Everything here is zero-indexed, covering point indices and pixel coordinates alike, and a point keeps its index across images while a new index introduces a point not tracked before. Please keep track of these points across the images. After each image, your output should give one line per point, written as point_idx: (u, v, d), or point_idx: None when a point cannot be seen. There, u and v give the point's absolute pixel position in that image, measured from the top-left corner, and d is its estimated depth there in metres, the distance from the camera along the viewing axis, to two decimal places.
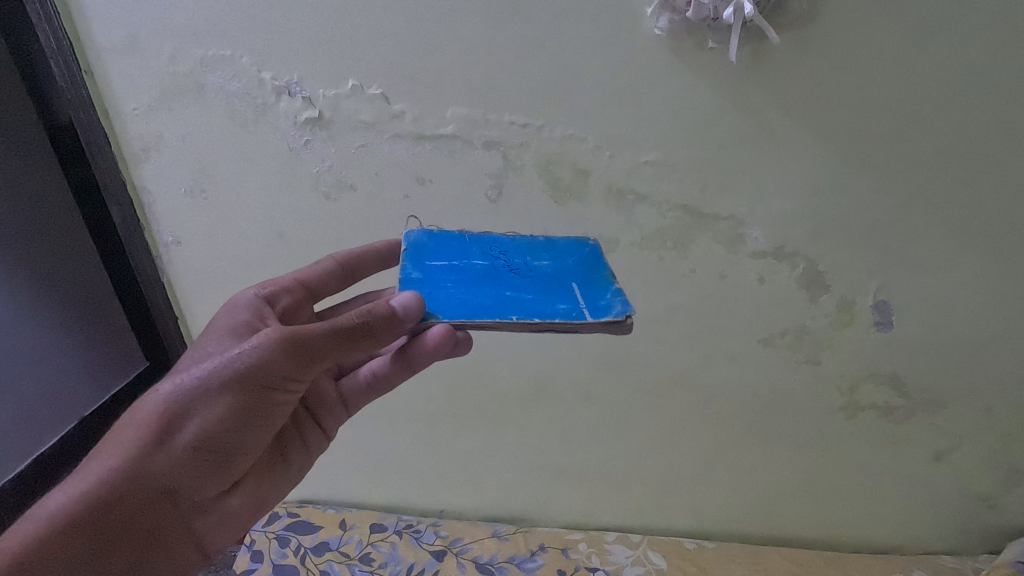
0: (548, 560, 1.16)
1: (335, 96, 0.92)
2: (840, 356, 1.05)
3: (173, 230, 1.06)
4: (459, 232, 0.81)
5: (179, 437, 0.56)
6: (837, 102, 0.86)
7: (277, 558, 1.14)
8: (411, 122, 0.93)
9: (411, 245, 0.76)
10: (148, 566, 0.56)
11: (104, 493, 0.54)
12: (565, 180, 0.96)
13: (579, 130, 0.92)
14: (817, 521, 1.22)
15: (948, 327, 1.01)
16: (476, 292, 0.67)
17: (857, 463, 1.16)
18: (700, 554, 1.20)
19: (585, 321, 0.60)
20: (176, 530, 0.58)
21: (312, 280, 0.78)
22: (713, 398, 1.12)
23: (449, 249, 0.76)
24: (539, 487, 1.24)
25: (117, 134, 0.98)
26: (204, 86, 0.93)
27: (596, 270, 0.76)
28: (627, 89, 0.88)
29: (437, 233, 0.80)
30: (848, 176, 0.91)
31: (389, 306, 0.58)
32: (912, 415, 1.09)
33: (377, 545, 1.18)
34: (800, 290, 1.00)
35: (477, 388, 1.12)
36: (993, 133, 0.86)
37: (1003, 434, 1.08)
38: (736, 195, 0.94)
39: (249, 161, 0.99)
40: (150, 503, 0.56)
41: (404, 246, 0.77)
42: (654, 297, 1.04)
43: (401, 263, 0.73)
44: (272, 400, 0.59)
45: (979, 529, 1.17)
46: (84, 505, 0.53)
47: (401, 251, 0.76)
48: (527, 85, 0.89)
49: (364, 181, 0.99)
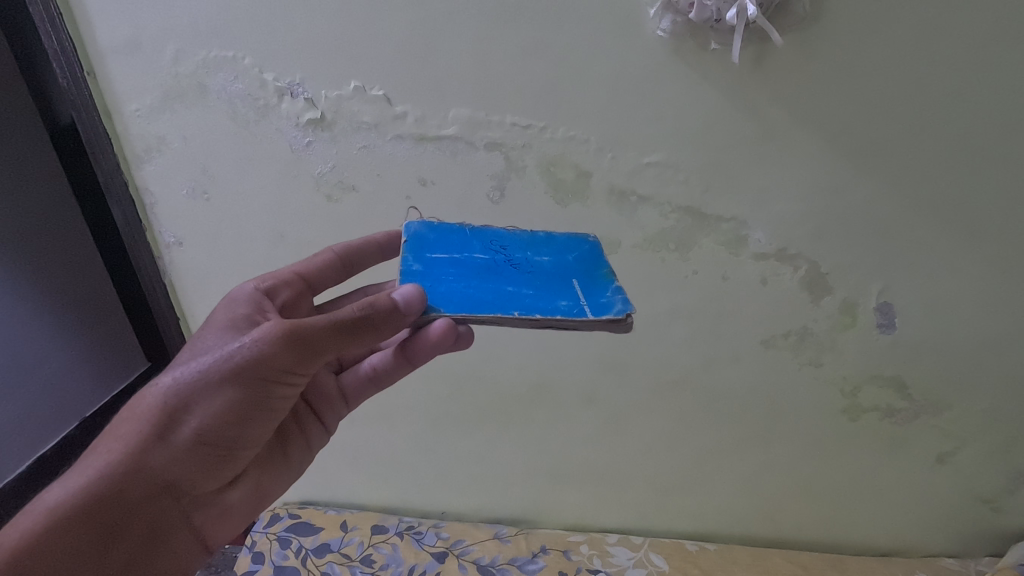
0: (549, 561, 1.19)
1: (337, 98, 0.91)
2: (843, 358, 1.00)
3: (175, 231, 1.06)
4: (460, 224, 0.76)
5: (180, 431, 0.57)
6: (845, 101, 0.81)
7: (278, 559, 1.19)
8: (413, 122, 0.91)
9: (411, 237, 0.71)
10: (150, 559, 0.57)
11: (106, 486, 0.55)
12: (567, 181, 0.92)
13: (582, 131, 0.88)
14: (820, 522, 1.20)
15: (957, 332, 0.95)
16: (480, 284, 0.63)
17: (858, 466, 1.12)
18: (703, 556, 1.19)
19: (585, 319, 0.58)
20: (176, 523, 0.59)
21: (311, 273, 0.74)
22: (717, 402, 1.08)
23: (451, 241, 0.71)
24: (538, 486, 1.26)
25: (119, 134, 0.97)
26: (206, 87, 0.92)
27: (597, 267, 0.71)
28: (629, 88, 0.84)
29: (437, 224, 0.74)
30: (856, 176, 0.86)
31: (390, 299, 0.57)
32: (914, 418, 1.04)
33: (377, 547, 1.23)
34: (802, 292, 0.95)
35: (477, 390, 1.15)
36: (1019, 130, 0.80)
37: (1010, 437, 1.04)
38: (739, 196, 0.90)
39: (251, 162, 0.98)
40: (151, 497, 0.57)
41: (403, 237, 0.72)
42: (657, 299, 1.00)
43: (401, 254, 0.68)
44: (271, 394, 0.59)
45: (985, 532, 1.16)
46: (86, 498, 0.54)
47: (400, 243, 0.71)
48: (528, 86, 0.86)
49: (365, 181, 0.97)
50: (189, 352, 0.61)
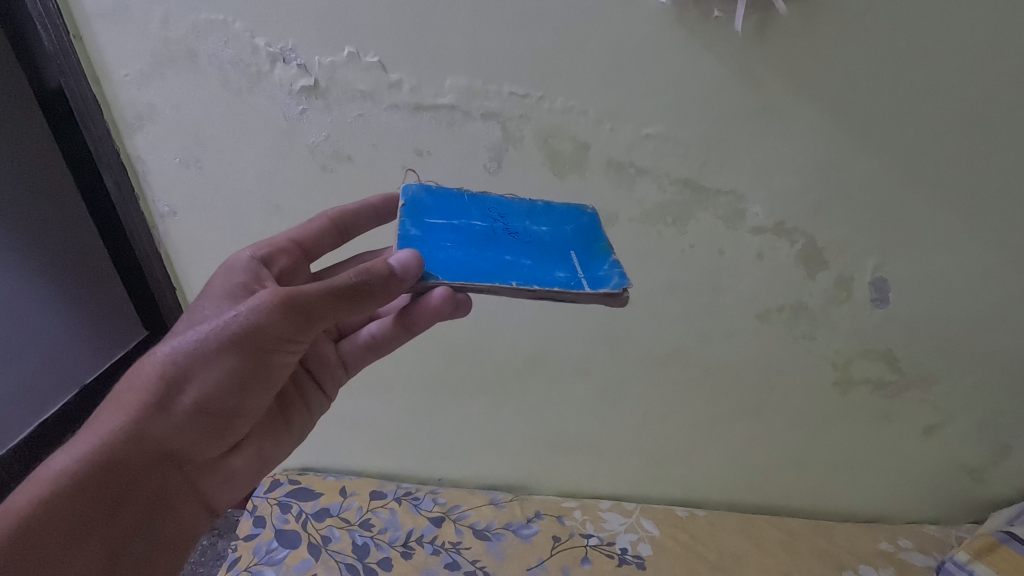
0: (543, 526, 1.22)
1: (331, 64, 0.89)
2: (836, 333, 1.01)
3: (168, 201, 1.05)
4: (458, 189, 0.75)
5: (181, 400, 0.58)
6: (848, 73, 0.79)
7: (279, 523, 1.23)
8: (409, 91, 0.89)
9: (409, 201, 0.70)
10: (156, 523, 0.59)
11: (108, 455, 0.56)
12: (565, 153, 0.91)
13: (581, 102, 0.87)
14: (808, 491, 1.23)
15: (950, 307, 0.96)
16: (478, 253, 0.63)
17: (847, 438, 1.14)
18: (693, 523, 1.22)
19: (582, 292, 0.58)
20: (180, 489, 0.60)
21: (307, 241, 0.74)
22: (710, 374, 1.09)
23: (450, 207, 0.71)
24: (533, 454, 1.29)
25: (109, 101, 0.96)
26: (197, 53, 0.90)
27: (595, 240, 0.70)
28: (629, 57, 0.82)
29: (436, 189, 0.73)
30: (856, 150, 0.85)
31: (386, 265, 0.56)
32: (904, 391, 1.06)
33: (376, 512, 1.26)
34: (798, 267, 0.95)
35: (473, 360, 1.15)
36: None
37: (996, 409, 1.06)
38: (737, 169, 0.89)
39: (244, 131, 0.96)
40: (154, 465, 0.58)
41: (401, 200, 0.71)
42: (654, 272, 0.99)
43: (399, 218, 0.68)
44: (269, 361, 0.59)
45: (966, 500, 1.19)
46: (87, 467, 0.55)
47: (399, 206, 0.70)
48: (526, 54, 0.84)
49: (361, 152, 0.96)
50: (187, 321, 0.62)
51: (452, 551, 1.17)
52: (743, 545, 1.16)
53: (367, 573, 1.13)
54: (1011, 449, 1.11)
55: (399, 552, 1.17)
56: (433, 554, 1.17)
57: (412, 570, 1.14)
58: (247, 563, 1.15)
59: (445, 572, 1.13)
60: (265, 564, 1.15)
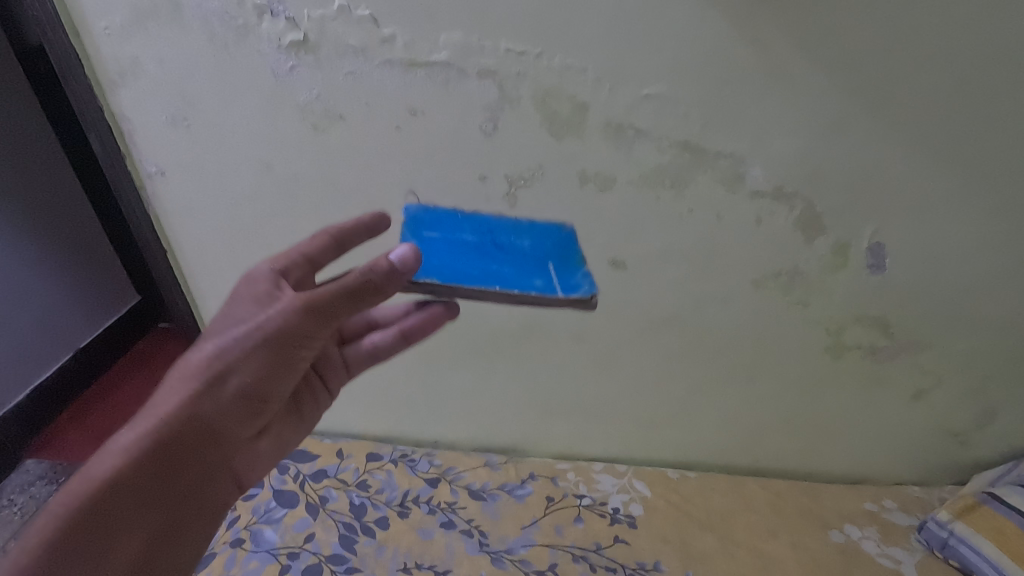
0: (537, 487, 1.25)
1: (321, 18, 0.86)
2: (831, 299, 1.01)
3: (157, 160, 1.02)
4: (453, 210, 0.83)
5: (218, 397, 0.60)
6: (854, 30, 0.77)
7: (277, 484, 1.25)
8: (402, 47, 0.87)
9: (408, 219, 0.78)
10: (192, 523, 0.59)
11: (159, 434, 0.58)
12: (563, 114, 0.89)
13: (579, 60, 0.84)
14: (796, 453, 1.26)
15: (945, 273, 0.96)
16: (467, 261, 0.69)
17: (837, 403, 1.16)
18: (684, 484, 1.25)
19: (556, 296, 0.64)
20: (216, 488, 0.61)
21: (315, 254, 0.67)
22: (704, 339, 1.10)
23: (445, 225, 0.78)
24: (528, 417, 1.30)
25: (90, 55, 0.92)
26: (180, 5, 0.87)
27: (570, 252, 0.79)
28: (631, 12, 0.80)
29: (434, 210, 0.82)
30: (859, 112, 0.83)
31: (388, 261, 0.60)
32: (896, 356, 1.07)
33: (373, 473, 1.29)
34: (796, 232, 0.94)
35: (469, 324, 1.15)
36: None
37: (985, 374, 1.07)
38: (738, 131, 0.87)
39: (232, 88, 0.93)
40: (193, 465, 0.59)
41: (403, 219, 0.79)
42: (651, 237, 0.99)
43: (400, 233, 0.75)
44: (295, 355, 0.61)
45: (950, 463, 1.21)
46: (132, 468, 0.56)
47: (401, 224, 0.78)
48: (524, 8, 0.81)
49: (353, 112, 0.93)
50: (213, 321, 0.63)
51: (447, 510, 1.20)
52: (732, 505, 1.20)
53: (364, 532, 1.16)
54: (996, 414, 1.13)
55: (396, 512, 1.20)
56: (429, 513, 1.20)
57: (408, 529, 1.17)
58: (247, 521, 1.18)
59: (441, 531, 1.16)
60: (263, 523, 1.17)
